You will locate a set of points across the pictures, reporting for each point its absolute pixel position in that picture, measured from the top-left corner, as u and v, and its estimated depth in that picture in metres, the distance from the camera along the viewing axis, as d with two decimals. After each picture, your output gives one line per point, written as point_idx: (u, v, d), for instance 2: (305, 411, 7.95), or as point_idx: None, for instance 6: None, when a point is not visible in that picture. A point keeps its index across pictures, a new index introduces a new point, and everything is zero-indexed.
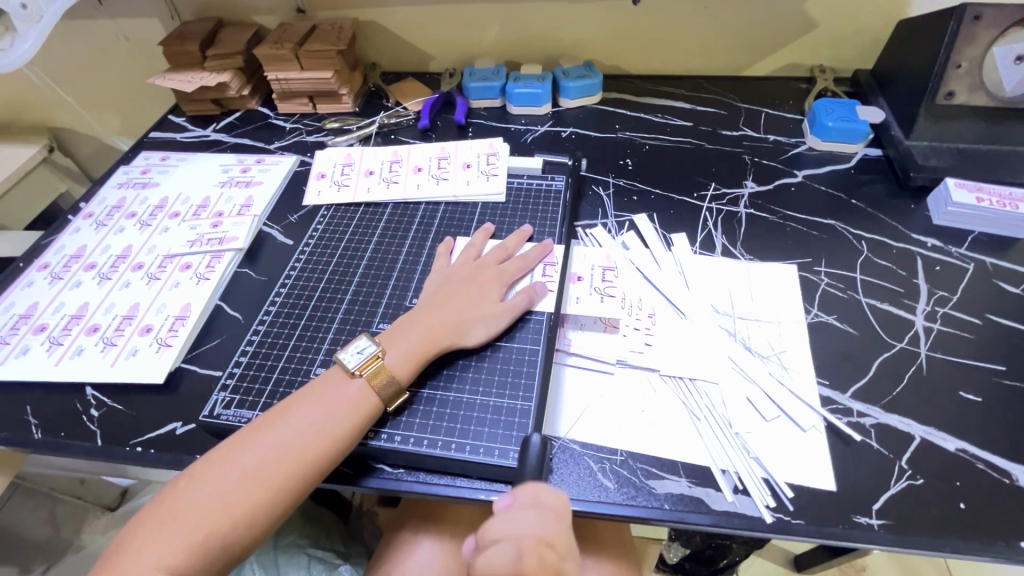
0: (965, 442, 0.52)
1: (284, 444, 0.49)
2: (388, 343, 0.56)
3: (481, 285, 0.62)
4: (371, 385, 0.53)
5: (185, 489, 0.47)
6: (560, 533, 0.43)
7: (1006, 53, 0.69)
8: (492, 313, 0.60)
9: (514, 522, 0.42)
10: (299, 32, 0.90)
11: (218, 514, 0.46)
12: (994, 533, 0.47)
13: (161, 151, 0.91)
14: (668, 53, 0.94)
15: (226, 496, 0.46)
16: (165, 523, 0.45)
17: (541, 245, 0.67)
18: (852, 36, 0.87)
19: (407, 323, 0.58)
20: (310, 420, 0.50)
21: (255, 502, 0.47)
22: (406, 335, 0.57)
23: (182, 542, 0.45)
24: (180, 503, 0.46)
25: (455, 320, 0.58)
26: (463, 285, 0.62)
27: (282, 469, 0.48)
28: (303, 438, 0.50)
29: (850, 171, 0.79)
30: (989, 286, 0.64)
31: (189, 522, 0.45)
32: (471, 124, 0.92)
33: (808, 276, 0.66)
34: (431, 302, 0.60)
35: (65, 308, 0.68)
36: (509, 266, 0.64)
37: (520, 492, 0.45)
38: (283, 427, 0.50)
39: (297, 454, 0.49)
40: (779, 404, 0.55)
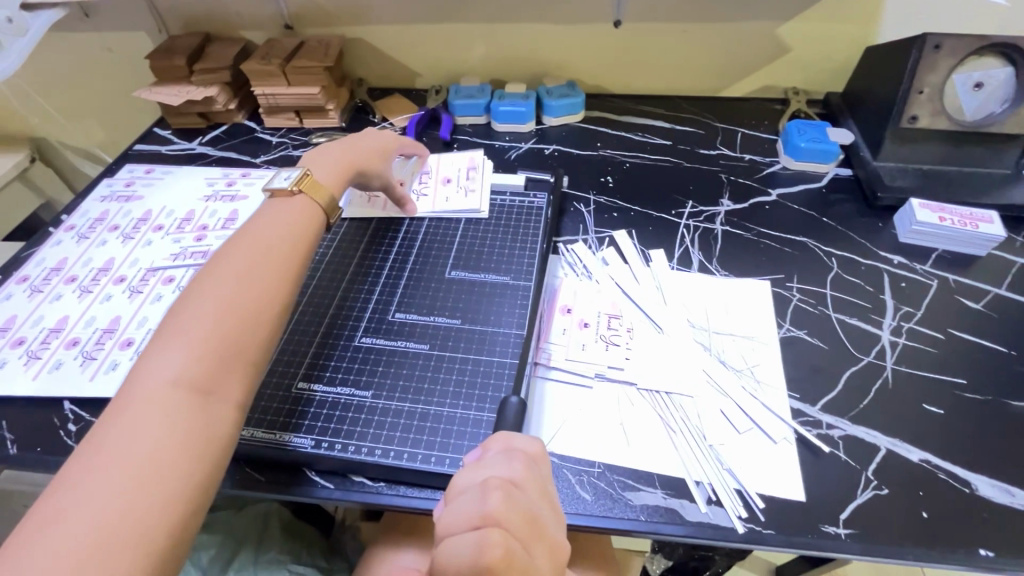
0: (928, 453, 0.54)
1: (237, 271, 0.51)
2: (311, 207, 0.61)
3: (375, 148, 0.73)
4: (312, 196, 0.61)
5: (177, 316, 0.49)
6: (530, 474, 0.42)
7: (966, 81, 0.73)
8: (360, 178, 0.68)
9: (481, 467, 0.42)
10: (287, 48, 0.91)
11: (206, 331, 0.47)
12: (954, 542, 0.48)
13: (146, 164, 0.91)
14: (648, 74, 0.97)
15: (219, 309, 0.49)
16: (169, 346, 0.46)
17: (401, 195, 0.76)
18: (823, 60, 0.91)
19: (264, 215, 0.58)
20: (239, 263, 0.52)
21: (244, 331, 0.49)
22: (319, 164, 0.67)
23: (183, 353, 0.46)
24: (183, 323, 0.48)
25: (363, 155, 0.71)
26: (363, 155, 0.71)
27: (257, 276, 0.52)
28: (240, 274, 0.51)
29: (822, 190, 0.82)
30: (953, 302, 0.67)
31: (178, 348, 0.46)
32: (456, 140, 0.93)
33: (780, 292, 0.68)
34: (274, 202, 0.60)
35: (44, 322, 0.68)
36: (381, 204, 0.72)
37: (491, 442, 0.45)
38: (211, 276, 0.51)
39: (268, 293, 0.52)
40: (751, 417, 0.57)
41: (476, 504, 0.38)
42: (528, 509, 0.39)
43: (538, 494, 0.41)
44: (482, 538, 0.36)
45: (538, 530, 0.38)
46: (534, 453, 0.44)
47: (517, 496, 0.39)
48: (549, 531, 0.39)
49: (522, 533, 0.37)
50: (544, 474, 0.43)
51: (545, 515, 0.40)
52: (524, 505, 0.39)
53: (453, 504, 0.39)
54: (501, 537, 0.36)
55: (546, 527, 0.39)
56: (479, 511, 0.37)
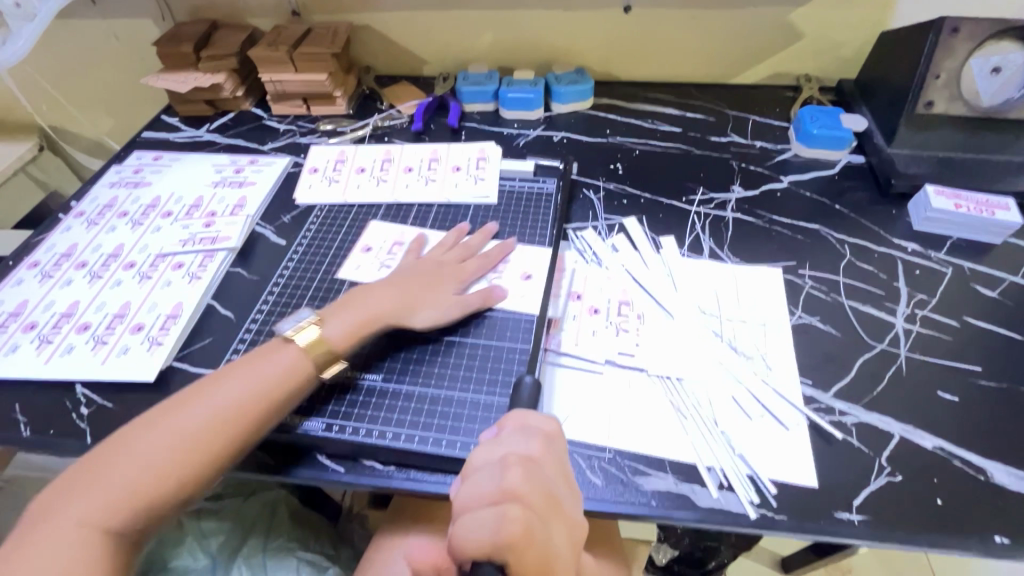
0: (942, 440, 0.53)
1: (183, 424, 0.48)
2: (301, 363, 0.54)
3: (437, 278, 0.64)
4: (308, 353, 0.54)
5: (113, 451, 0.47)
6: (547, 451, 0.41)
7: (983, 65, 0.71)
8: (441, 302, 0.62)
9: (499, 443, 0.41)
10: (294, 35, 0.91)
11: (145, 475, 0.46)
12: (969, 529, 0.48)
13: (154, 151, 0.91)
14: (658, 60, 0.96)
15: (150, 461, 0.46)
16: (96, 481, 0.45)
17: (503, 244, 0.69)
18: (836, 45, 0.90)
19: (245, 363, 0.54)
20: (188, 415, 0.49)
21: (169, 487, 0.47)
22: (348, 309, 0.58)
23: (116, 494, 0.45)
24: (110, 464, 0.46)
25: (403, 301, 0.60)
26: (420, 274, 0.64)
27: (222, 424, 0.49)
28: (183, 429, 0.48)
29: (834, 177, 0.81)
30: (968, 290, 0.66)
31: (121, 479, 0.45)
32: (464, 127, 0.93)
33: (792, 279, 0.68)
34: (267, 348, 0.55)
35: (55, 307, 0.68)
36: (469, 265, 0.66)
37: (505, 420, 0.44)
38: (161, 420, 0.49)
39: (202, 453, 0.48)
40: (763, 403, 0.56)
41: (495, 482, 0.38)
42: (546, 487, 0.39)
43: (555, 472, 0.40)
44: (501, 513, 0.36)
45: (554, 506, 0.39)
46: (550, 430, 0.43)
47: (535, 473, 0.39)
48: (566, 506, 0.39)
49: (541, 511, 0.37)
50: (561, 451, 0.43)
51: (562, 493, 0.40)
52: (542, 481, 0.39)
53: (472, 479, 0.39)
54: (519, 513, 0.36)
55: (562, 503, 0.39)
56: (499, 487, 0.37)
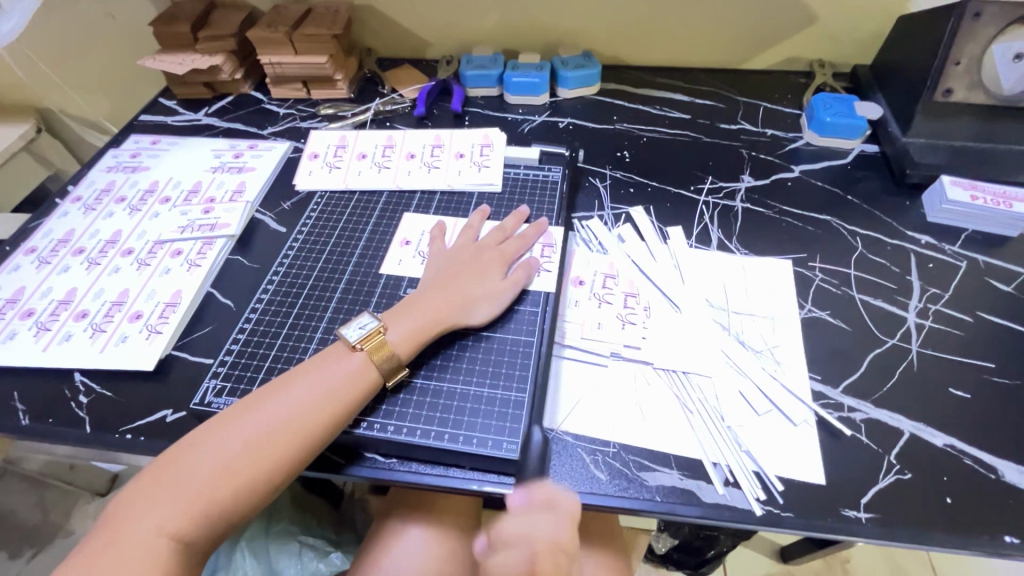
0: (953, 438, 0.52)
1: (251, 431, 0.48)
2: (368, 371, 0.53)
3: (483, 266, 0.62)
4: (372, 359, 0.53)
5: (182, 458, 0.46)
6: (570, 538, 0.44)
7: (1005, 51, 0.68)
8: (493, 292, 0.60)
9: (530, 524, 0.44)
10: (293, 16, 0.88)
11: (215, 483, 0.45)
12: (980, 528, 0.47)
13: (152, 135, 0.89)
14: (668, 44, 0.93)
15: (220, 468, 0.46)
16: (161, 490, 0.44)
17: (537, 224, 0.68)
18: (852, 30, 0.87)
19: (309, 368, 0.53)
20: (258, 421, 0.48)
21: (238, 493, 0.46)
22: (407, 315, 0.57)
23: (182, 505, 0.44)
24: (180, 470, 0.46)
25: (457, 298, 0.59)
26: (461, 266, 0.62)
27: (293, 429, 0.48)
28: (251, 437, 0.47)
29: (846, 167, 0.79)
30: (982, 284, 0.65)
31: (190, 489, 0.45)
32: (467, 113, 0.91)
33: (802, 272, 0.66)
34: (329, 353, 0.54)
35: (53, 294, 0.67)
36: (509, 246, 0.65)
37: (534, 492, 0.47)
38: (228, 428, 0.48)
39: (271, 459, 0.47)
40: (771, 398, 0.55)
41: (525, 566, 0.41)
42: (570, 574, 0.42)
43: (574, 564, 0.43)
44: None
45: None
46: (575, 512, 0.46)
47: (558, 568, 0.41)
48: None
49: None
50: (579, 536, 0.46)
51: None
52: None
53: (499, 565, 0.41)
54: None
55: None
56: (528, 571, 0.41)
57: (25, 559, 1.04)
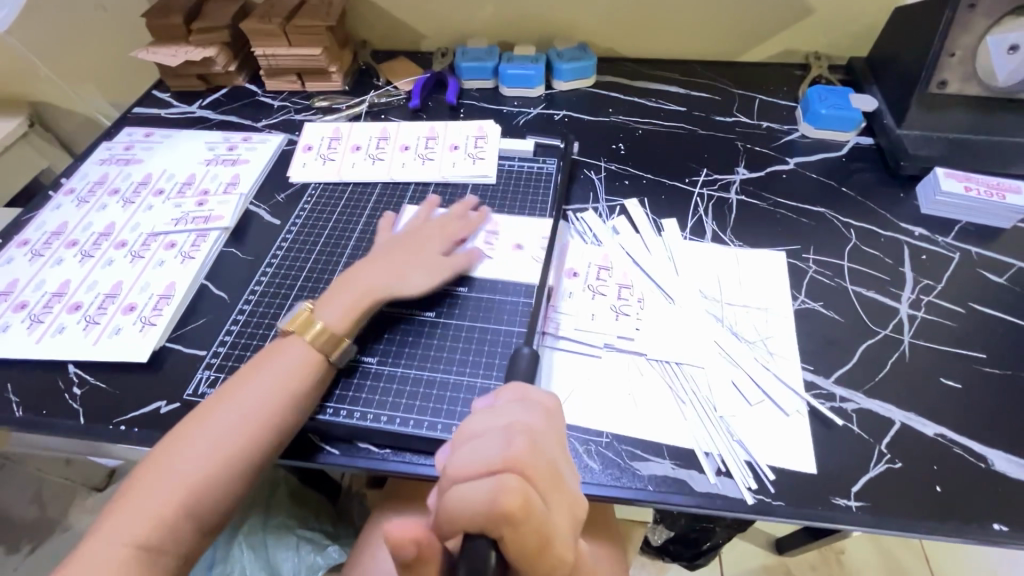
0: (943, 428, 0.53)
1: (213, 433, 0.48)
2: (312, 354, 0.53)
3: (420, 246, 0.63)
4: (313, 341, 0.54)
5: (147, 472, 0.46)
6: (548, 424, 0.41)
7: (1000, 43, 0.68)
8: (424, 268, 0.61)
9: (499, 413, 0.40)
10: (287, 7, 0.88)
11: (181, 488, 0.45)
12: (969, 516, 0.48)
13: (145, 127, 0.89)
14: (664, 36, 0.93)
15: (189, 474, 0.46)
16: (126, 506, 0.44)
17: (481, 211, 0.69)
18: (848, 23, 0.87)
19: (257, 365, 0.53)
20: (218, 422, 0.48)
21: (213, 493, 0.46)
22: (341, 291, 0.58)
23: (148, 516, 0.43)
24: (144, 486, 0.45)
25: (392, 273, 0.60)
26: (398, 247, 0.63)
27: (255, 424, 0.49)
28: (214, 438, 0.47)
29: (841, 159, 0.79)
30: (974, 275, 0.65)
31: (156, 498, 0.44)
32: (462, 105, 0.90)
33: (796, 263, 0.66)
34: (273, 348, 0.54)
35: (46, 286, 0.67)
36: (450, 229, 0.66)
37: (504, 392, 0.44)
38: (190, 435, 0.48)
39: (237, 456, 0.47)
40: (763, 389, 0.56)
41: (497, 450, 0.36)
42: (549, 460, 0.37)
43: (558, 445, 0.39)
44: (501, 483, 0.34)
45: (558, 481, 0.37)
46: (550, 406, 0.43)
47: (537, 445, 0.37)
48: (567, 484, 0.38)
49: (542, 485, 0.36)
50: (559, 427, 0.42)
51: (564, 467, 0.39)
52: (545, 456, 0.37)
53: (469, 444, 0.37)
54: (519, 485, 0.34)
55: (565, 479, 0.38)
56: (501, 455, 0.36)
57: (22, 554, 1.04)
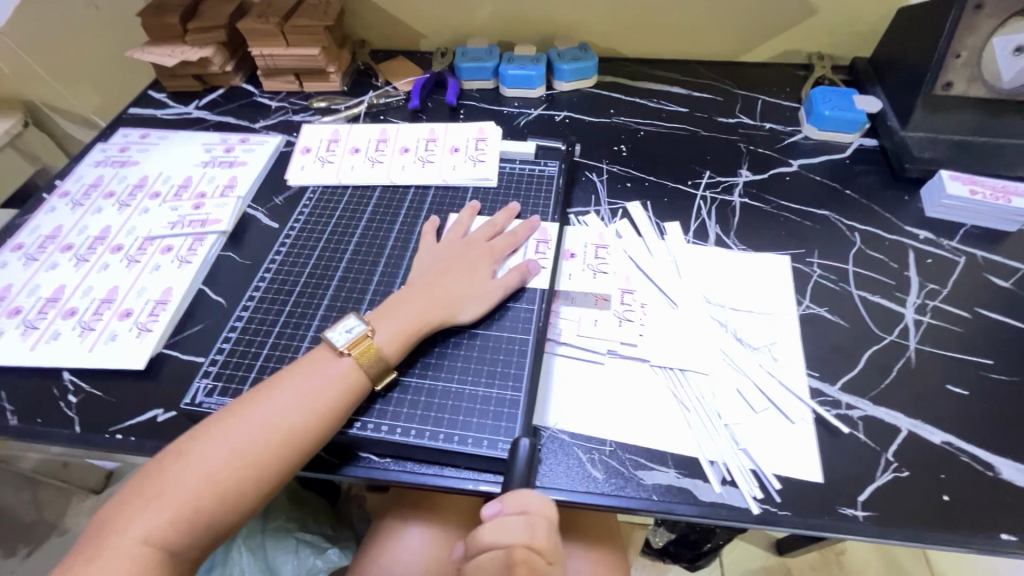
0: (951, 435, 0.52)
1: (238, 438, 0.47)
2: (355, 374, 0.52)
3: (472, 264, 0.62)
4: (359, 363, 0.52)
5: (169, 467, 0.46)
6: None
7: (1005, 44, 0.68)
8: (482, 289, 0.60)
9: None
10: (284, 6, 0.87)
11: (202, 489, 0.45)
12: (977, 526, 0.47)
13: (141, 128, 0.88)
14: (666, 35, 0.92)
15: (208, 478, 0.45)
16: (148, 499, 0.44)
17: (528, 221, 0.68)
18: (851, 23, 0.86)
19: (295, 371, 0.52)
20: (244, 429, 0.48)
21: (227, 503, 0.46)
22: (395, 315, 0.56)
23: (168, 515, 0.44)
24: (167, 481, 0.45)
25: (443, 296, 0.58)
26: (450, 264, 0.62)
27: (284, 435, 0.48)
28: (239, 443, 0.47)
29: (845, 161, 0.79)
30: (980, 280, 0.64)
31: (176, 497, 0.44)
32: (462, 106, 0.89)
33: (800, 268, 0.66)
34: (312, 357, 0.53)
35: (40, 291, 0.66)
36: (498, 243, 0.64)
37: None
38: (215, 436, 0.47)
39: (259, 465, 0.47)
40: (768, 396, 0.55)
41: None
42: None
43: None
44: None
45: None
46: None
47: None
48: None
49: None
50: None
51: None
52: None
53: None
54: None
55: None
56: None
57: (19, 558, 1.03)
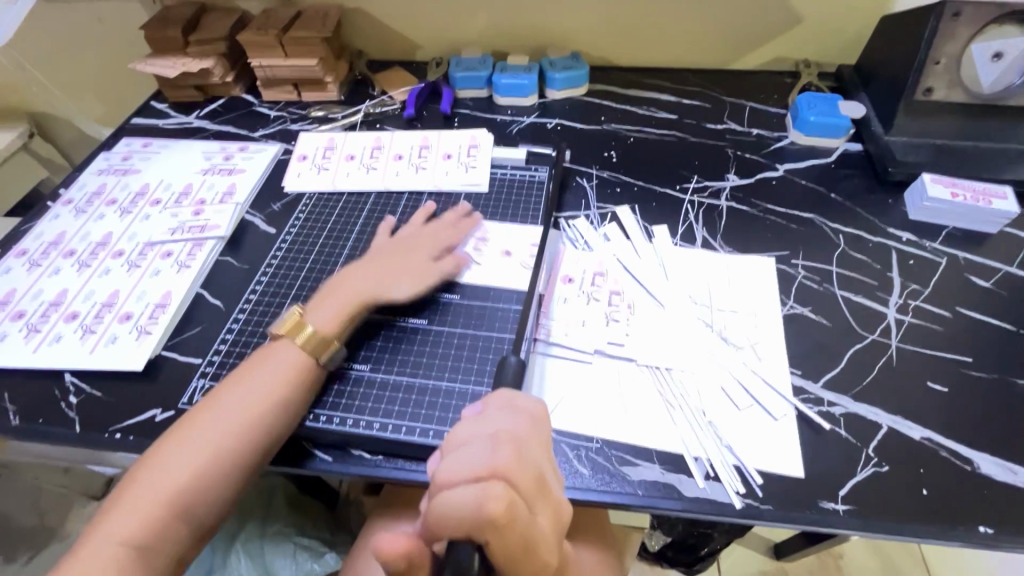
0: (930, 431, 0.53)
1: (204, 435, 0.49)
2: (302, 359, 0.54)
3: (413, 251, 0.64)
4: (302, 346, 0.54)
5: (139, 472, 0.47)
6: (534, 432, 0.41)
7: (984, 51, 0.69)
8: (416, 272, 0.62)
9: (485, 421, 0.41)
10: (284, 18, 0.89)
11: (176, 486, 0.46)
12: (955, 519, 0.48)
13: (143, 138, 0.90)
14: (655, 44, 0.94)
15: (176, 475, 0.47)
16: (121, 503, 0.45)
17: (470, 216, 0.70)
18: (835, 31, 0.88)
19: (243, 370, 0.54)
20: (207, 426, 0.49)
21: (203, 496, 0.47)
22: (331, 297, 0.58)
23: (142, 514, 0.45)
24: (138, 484, 0.46)
25: (380, 279, 0.61)
26: (390, 252, 0.64)
27: (246, 426, 0.50)
28: (205, 440, 0.49)
29: (831, 165, 0.80)
30: (961, 280, 0.66)
31: (149, 498, 0.46)
32: (456, 114, 0.91)
33: (785, 269, 0.67)
34: (259, 353, 0.55)
35: (43, 296, 0.68)
36: (441, 236, 0.67)
37: (491, 399, 0.44)
38: (179, 438, 0.49)
39: (227, 457, 0.48)
40: (752, 394, 0.56)
41: (484, 458, 0.37)
42: (536, 467, 0.38)
43: (542, 449, 0.40)
44: (486, 492, 0.35)
45: (542, 488, 0.38)
46: (538, 413, 0.43)
47: (524, 454, 0.38)
48: (552, 490, 0.39)
49: (528, 492, 0.37)
50: (545, 434, 0.43)
51: (548, 472, 0.39)
52: (533, 463, 0.38)
53: (459, 451, 0.38)
54: (505, 494, 0.35)
55: (551, 485, 0.39)
56: (488, 463, 0.36)
57: (20, 563, 1.05)
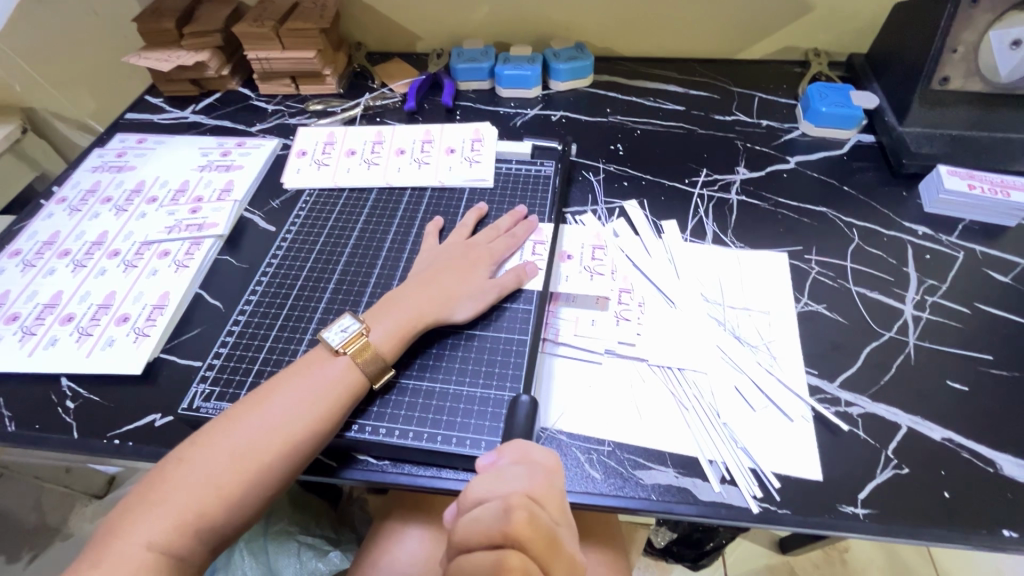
0: (951, 432, 0.52)
1: (240, 443, 0.47)
2: (351, 375, 0.52)
3: (468, 263, 0.62)
4: (357, 363, 0.52)
5: (172, 472, 0.46)
6: (549, 488, 0.40)
7: (1003, 37, 0.67)
8: (479, 288, 0.59)
9: (501, 476, 0.40)
10: (280, 9, 0.87)
11: (205, 495, 0.45)
12: (978, 522, 0.47)
13: (138, 133, 0.88)
14: (662, 34, 0.92)
15: (210, 482, 0.45)
16: (150, 507, 0.44)
17: (527, 221, 0.67)
18: (847, 19, 0.85)
19: (292, 374, 0.52)
20: (244, 433, 0.48)
21: (231, 506, 0.46)
22: (391, 313, 0.56)
23: (171, 521, 0.43)
24: (168, 487, 0.45)
25: (441, 296, 0.58)
26: (450, 262, 0.62)
27: (284, 438, 0.48)
28: (240, 448, 0.47)
29: (843, 157, 0.78)
30: (979, 275, 0.64)
31: (177, 504, 0.44)
32: (458, 107, 0.89)
33: (798, 265, 0.65)
34: (307, 360, 0.53)
35: (38, 297, 0.66)
36: (499, 244, 0.64)
37: (506, 449, 0.43)
38: (216, 442, 0.47)
39: (261, 469, 0.47)
40: (767, 394, 0.55)
41: (497, 522, 0.36)
42: (551, 529, 0.37)
43: (558, 509, 0.39)
44: (501, 562, 0.34)
45: (560, 553, 0.37)
46: (551, 466, 0.42)
47: (540, 515, 0.37)
48: (570, 550, 0.38)
49: (543, 560, 0.36)
50: (561, 486, 0.41)
51: (564, 534, 0.38)
52: (549, 526, 0.37)
53: (472, 515, 0.37)
54: (521, 564, 0.35)
55: (566, 547, 0.38)
56: (502, 530, 0.36)
57: (24, 562, 1.05)
